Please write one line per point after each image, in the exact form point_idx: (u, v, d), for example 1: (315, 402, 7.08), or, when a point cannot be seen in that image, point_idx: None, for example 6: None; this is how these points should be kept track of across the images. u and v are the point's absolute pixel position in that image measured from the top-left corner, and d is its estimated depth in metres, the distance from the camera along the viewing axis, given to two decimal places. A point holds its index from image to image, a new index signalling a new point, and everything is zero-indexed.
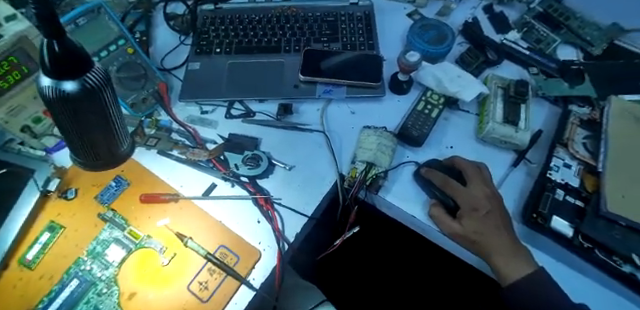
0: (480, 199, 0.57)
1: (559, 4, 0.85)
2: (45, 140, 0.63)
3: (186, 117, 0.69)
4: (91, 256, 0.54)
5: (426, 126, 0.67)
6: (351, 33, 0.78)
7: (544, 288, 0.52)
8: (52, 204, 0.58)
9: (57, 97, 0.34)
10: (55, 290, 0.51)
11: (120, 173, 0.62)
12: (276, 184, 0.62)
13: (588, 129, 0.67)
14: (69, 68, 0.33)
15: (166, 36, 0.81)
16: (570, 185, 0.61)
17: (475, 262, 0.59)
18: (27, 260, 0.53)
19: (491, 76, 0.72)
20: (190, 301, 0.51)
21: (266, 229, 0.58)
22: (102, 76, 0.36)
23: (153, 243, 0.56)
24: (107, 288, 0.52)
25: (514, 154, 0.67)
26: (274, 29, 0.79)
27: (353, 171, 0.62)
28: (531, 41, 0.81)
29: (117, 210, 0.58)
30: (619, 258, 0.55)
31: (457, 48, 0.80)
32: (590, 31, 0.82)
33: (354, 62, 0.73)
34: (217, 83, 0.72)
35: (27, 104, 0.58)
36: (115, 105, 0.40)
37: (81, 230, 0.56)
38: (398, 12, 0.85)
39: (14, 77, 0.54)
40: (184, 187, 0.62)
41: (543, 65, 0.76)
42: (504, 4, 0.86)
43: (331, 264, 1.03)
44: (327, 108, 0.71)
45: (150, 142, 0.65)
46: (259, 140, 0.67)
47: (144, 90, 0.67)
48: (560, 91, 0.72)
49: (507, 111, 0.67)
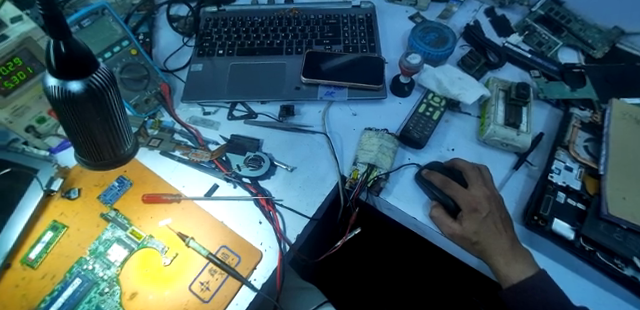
0: (481, 200, 0.57)
1: (560, 7, 0.85)
2: (49, 140, 0.63)
3: (188, 118, 0.70)
4: (93, 256, 0.54)
5: (427, 128, 0.67)
6: (353, 35, 0.79)
7: (545, 289, 0.52)
8: (55, 204, 0.58)
9: (62, 97, 0.35)
10: (58, 289, 0.52)
11: (123, 173, 0.62)
12: (278, 185, 0.63)
13: (589, 132, 0.67)
14: (74, 68, 0.33)
15: (169, 37, 0.81)
16: (571, 188, 0.61)
17: (476, 263, 0.60)
18: (30, 258, 0.54)
19: (492, 79, 0.72)
20: (191, 301, 0.52)
21: (268, 229, 0.58)
22: (107, 77, 0.36)
23: (155, 242, 0.56)
24: (109, 287, 0.52)
25: (515, 156, 0.67)
26: (276, 30, 0.79)
27: (354, 172, 0.63)
28: (533, 44, 0.81)
29: (119, 210, 0.59)
30: (620, 260, 0.55)
31: (459, 51, 0.80)
32: (591, 34, 0.82)
33: (355, 64, 0.73)
34: (220, 84, 0.73)
35: (31, 105, 0.58)
36: (120, 106, 0.41)
37: (83, 230, 0.56)
38: (400, 15, 0.86)
39: (19, 77, 0.55)
40: (186, 187, 0.62)
41: (545, 68, 0.76)
42: (506, 7, 0.87)
43: (331, 263, 1.03)
44: (329, 110, 0.72)
45: (152, 142, 0.65)
46: (260, 141, 0.67)
47: (147, 91, 0.67)
48: (562, 94, 0.72)
49: (509, 113, 0.67)
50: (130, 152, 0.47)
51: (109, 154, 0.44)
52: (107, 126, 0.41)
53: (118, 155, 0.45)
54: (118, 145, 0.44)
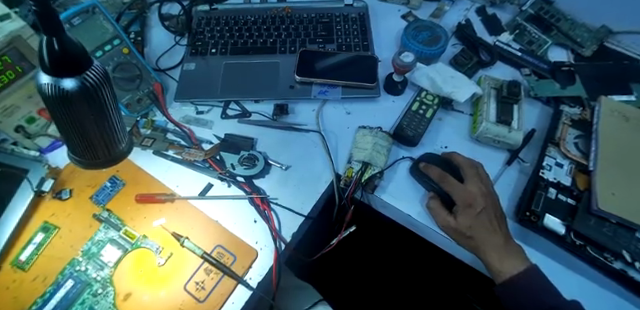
0: (476, 196, 0.58)
1: (550, 7, 0.86)
2: (39, 140, 0.62)
3: (182, 117, 0.69)
4: (86, 257, 0.54)
5: (421, 126, 0.68)
6: (346, 34, 0.79)
7: (539, 282, 0.52)
8: (46, 204, 0.58)
9: (55, 96, 0.34)
10: (50, 291, 0.51)
11: (116, 173, 0.62)
12: (273, 183, 0.63)
13: (579, 128, 0.68)
14: (67, 66, 0.32)
15: (161, 36, 0.81)
16: (562, 184, 0.62)
17: (469, 259, 0.60)
18: (21, 260, 0.53)
19: (485, 77, 0.73)
20: (187, 301, 0.51)
21: (263, 228, 0.58)
22: (101, 75, 0.35)
23: (149, 243, 0.55)
24: (103, 288, 0.51)
25: (508, 153, 0.68)
26: (269, 29, 0.79)
27: (349, 171, 0.63)
28: (523, 42, 0.82)
29: (112, 210, 0.58)
30: (610, 254, 0.56)
31: (451, 49, 0.81)
32: (580, 32, 0.83)
33: (348, 62, 0.74)
34: (213, 83, 0.73)
35: (21, 104, 0.58)
36: (114, 104, 0.40)
37: (75, 231, 0.56)
38: (393, 14, 0.86)
39: (8, 76, 0.54)
40: (180, 187, 0.62)
41: (536, 66, 0.77)
42: (497, 6, 0.88)
43: (328, 263, 1.03)
44: (323, 108, 0.72)
45: (145, 142, 0.65)
46: (255, 140, 0.67)
47: (139, 90, 0.67)
48: (552, 92, 0.73)
49: (501, 111, 0.68)
50: (125, 150, 0.46)
51: (103, 152, 0.44)
52: (102, 124, 0.40)
53: (113, 153, 0.45)
54: (113, 143, 0.44)
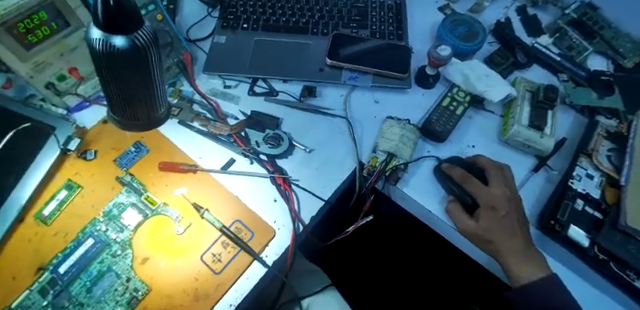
0: (500, 199, 0.57)
1: (595, 12, 0.83)
2: (67, 99, 0.63)
3: (209, 89, 0.69)
4: (106, 218, 0.55)
5: (450, 123, 0.67)
6: (380, 21, 0.78)
7: (556, 292, 0.52)
8: (71, 163, 0.59)
9: (105, 52, 0.36)
10: (70, 247, 0.52)
11: (140, 139, 0.62)
12: (295, 165, 0.62)
13: (614, 141, 0.66)
14: (120, 23, 0.34)
15: (194, 6, 0.80)
16: (591, 196, 0.61)
17: (484, 261, 0.60)
18: (44, 215, 0.54)
19: (520, 79, 0.71)
20: (203, 271, 0.52)
21: (282, 208, 0.58)
22: (149, 37, 0.37)
23: (169, 210, 0.56)
24: (121, 250, 0.52)
25: (536, 159, 0.66)
26: (303, 9, 0.78)
27: (373, 160, 0.63)
28: (563, 47, 0.79)
29: (135, 174, 0.59)
30: (632, 272, 0.55)
31: (487, 47, 0.79)
32: (623, 42, 0.80)
33: (380, 50, 0.73)
34: (242, 59, 0.72)
35: (53, 62, 0.57)
36: (157, 67, 0.42)
37: (98, 191, 0.57)
38: (430, 5, 0.84)
39: (43, 32, 0.54)
40: (202, 159, 0.62)
41: (574, 73, 0.75)
42: (538, 7, 0.85)
43: (341, 250, 1.04)
44: (351, 94, 0.71)
45: (173, 111, 0.65)
46: (280, 120, 0.67)
47: (169, 59, 0.66)
48: (588, 101, 0.71)
49: (534, 115, 0.66)
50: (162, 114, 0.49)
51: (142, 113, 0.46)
52: (144, 85, 0.42)
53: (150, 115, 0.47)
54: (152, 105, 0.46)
